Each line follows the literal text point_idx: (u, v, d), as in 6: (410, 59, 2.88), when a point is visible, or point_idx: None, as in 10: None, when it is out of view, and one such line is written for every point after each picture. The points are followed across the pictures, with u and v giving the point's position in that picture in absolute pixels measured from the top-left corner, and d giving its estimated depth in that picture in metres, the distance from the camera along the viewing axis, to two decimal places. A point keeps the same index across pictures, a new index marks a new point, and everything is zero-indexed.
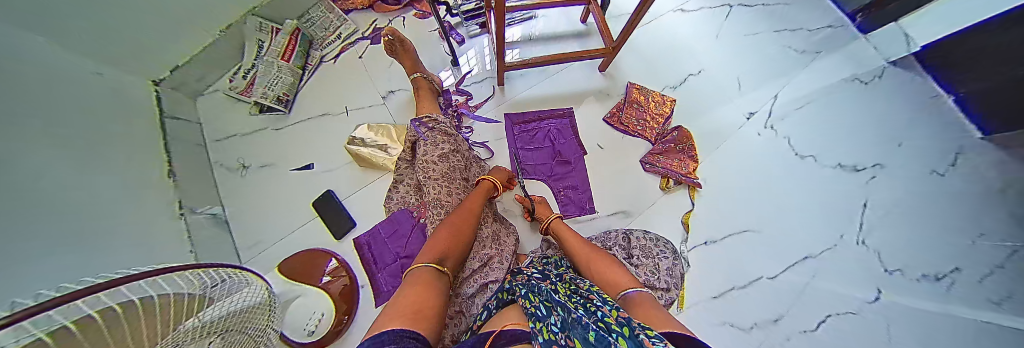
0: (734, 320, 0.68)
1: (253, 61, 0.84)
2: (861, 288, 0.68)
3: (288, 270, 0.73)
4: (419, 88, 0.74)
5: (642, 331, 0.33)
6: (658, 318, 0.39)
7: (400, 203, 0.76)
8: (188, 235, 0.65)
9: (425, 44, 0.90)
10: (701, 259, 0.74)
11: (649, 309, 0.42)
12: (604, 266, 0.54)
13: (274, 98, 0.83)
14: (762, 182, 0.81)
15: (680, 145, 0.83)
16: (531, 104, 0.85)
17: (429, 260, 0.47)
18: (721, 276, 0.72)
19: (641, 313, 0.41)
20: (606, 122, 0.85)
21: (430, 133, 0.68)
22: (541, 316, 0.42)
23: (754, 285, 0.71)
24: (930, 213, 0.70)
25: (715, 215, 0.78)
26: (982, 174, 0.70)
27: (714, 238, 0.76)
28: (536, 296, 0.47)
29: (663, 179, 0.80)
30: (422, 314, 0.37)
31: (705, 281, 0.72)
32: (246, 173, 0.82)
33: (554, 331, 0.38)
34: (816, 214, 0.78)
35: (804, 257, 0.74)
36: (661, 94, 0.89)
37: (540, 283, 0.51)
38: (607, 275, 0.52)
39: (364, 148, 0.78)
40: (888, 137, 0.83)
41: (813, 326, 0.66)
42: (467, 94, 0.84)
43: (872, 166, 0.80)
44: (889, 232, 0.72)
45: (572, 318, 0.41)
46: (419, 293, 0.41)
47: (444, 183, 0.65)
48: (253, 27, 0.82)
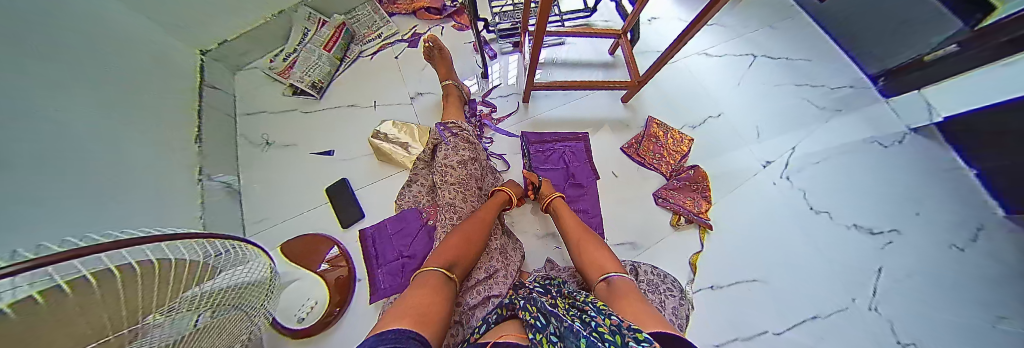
0: None
1: (295, 47, 0.88)
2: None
3: (290, 251, 0.74)
4: (448, 95, 0.76)
5: (632, 337, 0.34)
6: (634, 311, 0.42)
7: (411, 202, 0.77)
8: (200, 200, 0.67)
9: (459, 53, 0.94)
10: (705, 304, 0.72)
11: (628, 298, 0.46)
12: (591, 247, 0.60)
13: (309, 84, 0.87)
14: (773, 232, 0.80)
15: (695, 184, 0.83)
16: (551, 125, 0.87)
17: (439, 265, 0.47)
18: (723, 324, 0.70)
19: (621, 304, 0.45)
20: (623, 151, 0.86)
21: (452, 139, 0.69)
22: (540, 326, 0.44)
23: (758, 338, 0.69)
24: (936, 292, 0.72)
25: (722, 259, 0.76)
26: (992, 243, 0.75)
27: (720, 283, 0.74)
28: (533, 307, 0.48)
29: (674, 215, 0.79)
30: (427, 318, 0.37)
31: (708, 328, 0.69)
32: (268, 149, 0.84)
33: (553, 342, 0.41)
34: (827, 272, 0.76)
35: (812, 317, 0.71)
36: (680, 132, 0.90)
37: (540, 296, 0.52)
38: (594, 263, 0.57)
39: (386, 144, 0.79)
40: (907, 205, 0.82)
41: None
42: (492, 106, 0.87)
43: (888, 232, 0.79)
44: (899, 304, 0.71)
45: (566, 326, 0.41)
46: (426, 295, 0.41)
47: (460, 189, 0.66)
48: (302, 16, 0.87)
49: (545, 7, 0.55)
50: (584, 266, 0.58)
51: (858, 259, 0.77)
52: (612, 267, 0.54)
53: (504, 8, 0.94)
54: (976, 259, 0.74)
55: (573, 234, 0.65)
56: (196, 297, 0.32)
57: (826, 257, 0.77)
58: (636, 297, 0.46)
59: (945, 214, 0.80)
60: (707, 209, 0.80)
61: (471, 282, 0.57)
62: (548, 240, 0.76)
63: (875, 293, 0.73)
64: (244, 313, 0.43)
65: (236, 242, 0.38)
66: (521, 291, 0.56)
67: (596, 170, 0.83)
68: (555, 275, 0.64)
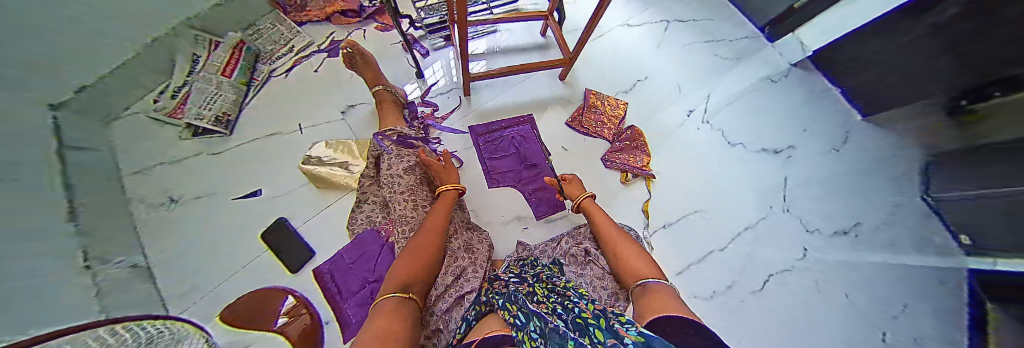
0: (696, 291, 0.73)
1: (184, 79, 0.72)
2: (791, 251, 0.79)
3: (228, 316, 0.62)
4: (382, 101, 0.72)
5: (618, 321, 0.35)
6: (660, 305, 0.40)
7: (365, 224, 0.71)
8: (96, 292, 0.45)
9: (388, 56, 0.89)
10: (662, 242, 0.79)
11: (655, 294, 0.43)
12: (622, 251, 0.57)
13: (212, 119, 0.75)
14: (705, 168, 0.92)
15: (635, 142, 0.91)
16: (496, 114, 0.88)
17: (395, 291, 0.42)
18: (680, 253, 0.78)
19: (649, 302, 0.42)
20: (568, 125, 0.90)
21: (394, 147, 0.66)
22: (521, 324, 0.43)
23: (708, 258, 0.78)
24: (840, 187, 0.86)
25: (670, 201, 0.85)
26: (882, 147, 0.90)
27: (669, 221, 0.82)
28: (514, 305, 0.47)
29: (622, 174, 0.86)
30: (395, 336, 0.33)
31: (665, 259, 0.77)
32: (173, 207, 0.70)
33: (533, 338, 0.39)
34: (753, 191, 0.89)
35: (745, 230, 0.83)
36: (615, 98, 0.98)
37: (517, 290, 0.52)
38: (623, 264, 0.55)
39: (322, 168, 0.73)
40: (797, 124, 0.99)
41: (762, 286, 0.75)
42: (433, 105, 0.84)
43: (786, 149, 0.95)
44: (811, 204, 0.85)
45: (549, 326, 0.39)
46: (391, 316, 0.37)
47: (410, 196, 0.62)
48: (188, 41, 0.70)
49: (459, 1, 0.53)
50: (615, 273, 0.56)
51: (771, 176, 0.91)
52: (644, 270, 0.51)
53: (427, 3, 0.93)
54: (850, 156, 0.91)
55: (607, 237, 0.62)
56: None
57: (748, 181, 0.91)
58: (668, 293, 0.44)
59: (827, 125, 0.98)
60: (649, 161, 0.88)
61: (437, 292, 0.54)
62: (515, 224, 0.77)
63: (789, 198, 0.87)
64: None
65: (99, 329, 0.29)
66: (494, 284, 0.56)
67: (549, 149, 0.86)
68: (526, 255, 0.66)
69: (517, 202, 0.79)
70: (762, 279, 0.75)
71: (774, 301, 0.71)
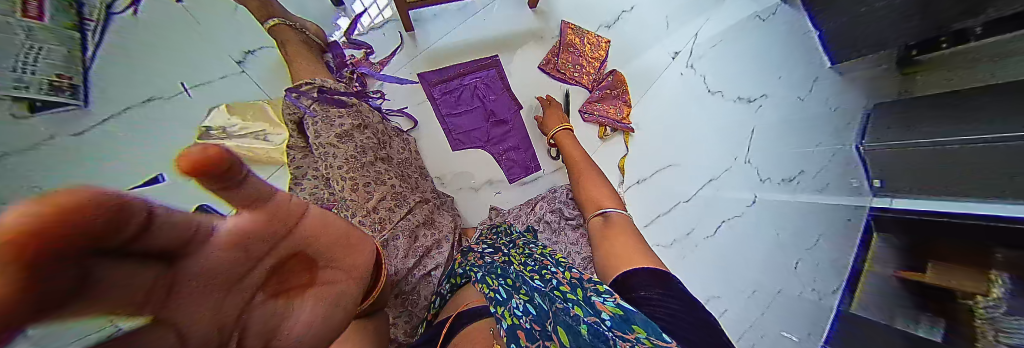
0: (658, 239, 0.74)
1: None
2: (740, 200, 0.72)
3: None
4: (285, 44, 0.54)
5: (594, 291, 0.37)
6: (626, 253, 0.46)
7: (309, 203, 0.57)
8: None
9: None
10: (635, 197, 0.78)
11: (617, 235, 0.49)
12: (591, 184, 0.59)
13: None
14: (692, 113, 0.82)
15: (615, 90, 0.80)
16: (451, 57, 0.71)
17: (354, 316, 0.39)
18: (650, 204, 0.77)
19: (617, 243, 0.48)
20: (542, 70, 0.77)
21: (316, 107, 0.51)
22: (501, 300, 0.39)
23: (675, 208, 0.76)
24: (785, 137, 0.72)
25: (645, 154, 0.81)
26: (827, 93, 0.71)
27: (644, 176, 0.80)
28: (493, 277, 0.43)
29: (601, 128, 0.81)
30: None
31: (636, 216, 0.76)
32: None
33: (517, 314, 0.36)
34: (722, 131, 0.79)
35: (708, 180, 0.76)
36: (596, 34, 0.82)
37: (495, 263, 0.47)
38: (592, 198, 0.57)
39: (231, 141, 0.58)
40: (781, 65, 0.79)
41: (714, 230, 0.71)
42: (365, 45, 0.66)
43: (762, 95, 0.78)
44: (767, 149, 0.73)
45: (527, 290, 0.39)
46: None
47: (353, 169, 0.49)
48: None
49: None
50: (582, 200, 0.59)
51: None
52: (608, 201, 0.54)
53: None
54: (814, 106, 0.72)
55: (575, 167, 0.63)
56: None
57: None
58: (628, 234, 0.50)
59: (800, 62, 0.77)
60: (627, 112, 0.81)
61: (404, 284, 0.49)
62: (485, 190, 0.69)
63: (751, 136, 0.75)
64: None
65: None
66: (468, 257, 0.51)
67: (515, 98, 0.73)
68: (500, 220, 0.62)
69: (477, 163, 0.69)
70: (714, 226, 0.72)
71: (725, 247, 0.69)
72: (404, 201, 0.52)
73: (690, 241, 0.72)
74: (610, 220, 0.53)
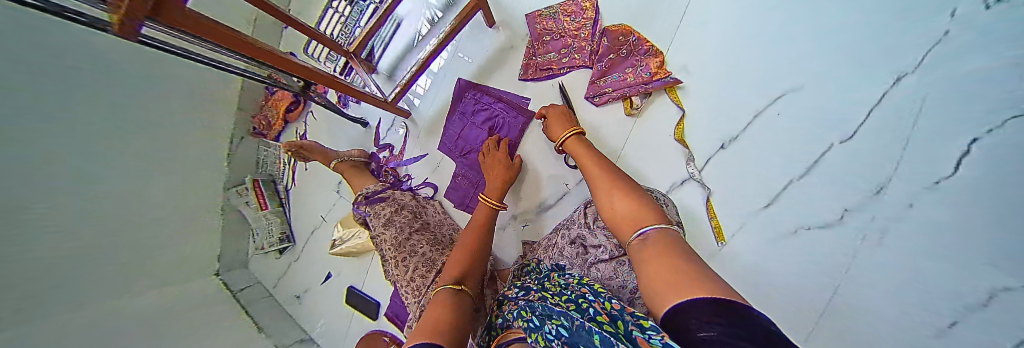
0: (811, 220, 0.51)
1: None
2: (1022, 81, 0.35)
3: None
4: (345, 171, 0.76)
5: (637, 325, 0.30)
6: (672, 277, 0.29)
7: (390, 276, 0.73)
8: None
9: (337, 123, 0.93)
10: (721, 172, 0.60)
11: (652, 258, 0.33)
12: (610, 197, 0.48)
13: (279, 238, 0.95)
14: (748, 22, 0.59)
15: (619, 49, 0.67)
16: (443, 117, 0.81)
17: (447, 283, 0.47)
18: (760, 177, 0.57)
19: (653, 271, 0.32)
20: (525, 80, 0.74)
21: (371, 207, 0.68)
22: (536, 326, 0.37)
23: (813, 169, 0.52)
24: None
25: (716, 106, 0.61)
26: None
27: (731, 135, 0.60)
28: (528, 310, 0.42)
29: (624, 102, 0.67)
30: (450, 327, 0.36)
31: (736, 199, 0.59)
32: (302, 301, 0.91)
33: (549, 339, 0.33)
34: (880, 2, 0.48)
35: (894, 87, 0.46)
36: (571, 0, 0.71)
37: (527, 302, 0.46)
38: (618, 220, 0.44)
39: (344, 245, 0.84)
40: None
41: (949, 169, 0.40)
42: (388, 145, 0.86)
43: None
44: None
45: (571, 325, 0.34)
46: (441, 309, 0.40)
47: (398, 250, 0.63)
48: (235, 197, 0.88)
49: (306, 70, 0.57)
50: (610, 222, 0.45)
51: None
52: (641, 219, 0.40)
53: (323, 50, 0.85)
54: None
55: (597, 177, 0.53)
56: None
57: None
58: (677, 252, 0.33)
59: None
60: (658, 62, 0.64)
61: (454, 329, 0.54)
62: (514, 225, 0.73)
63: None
64: None
65: None
66: (504, 307, 0.51)
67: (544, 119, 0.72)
68: (530, 260, 0.61)
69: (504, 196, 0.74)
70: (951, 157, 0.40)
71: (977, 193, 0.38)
72: (434, 264, 0.61)
73: (889, 205, 0.44)
74: (647, 242, 0.37)
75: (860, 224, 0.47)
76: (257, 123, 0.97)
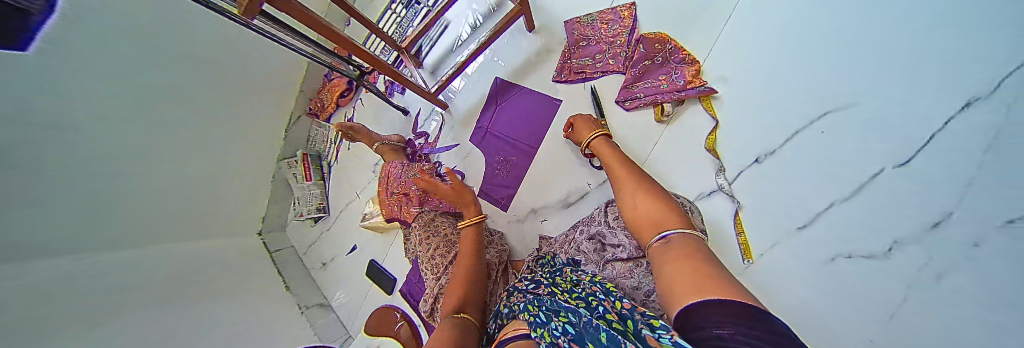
0: (851, 248, 0.47)
1: None
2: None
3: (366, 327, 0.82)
4: (385, 153, 0.84)
5: (647, 325, 0.30)
6: (694, 281, 0.29)
7: (411, 253, 0.78)
8: None
9: (381, 110, 1.02)
10: (755, 186, 0.58)
11: (677, 260, 0.34)
12: (637, 196, 0.48)
13: (316, 207, 1.05)
14: (798, 33, 0.57)
15: (656, 55, 0.68)
16: (476, 111, 0.87)
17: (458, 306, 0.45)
18: (799, 195, 0.53)
19: (672, 275, 0.32)
20: (557, 81, 0.77)
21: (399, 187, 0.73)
22: (541, 322, 0.38)
23: (867, 189, 0.47)
24: None
25: (756, 120, 0.60)
26: None
27: (765, 152, 0.58)
28: (535, 305, 0.43)
29: (656, 108, 0.68)
30: (455, 339, 0.36)
31: (767, 217, 0.57)
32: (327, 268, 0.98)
33: (555, 336, 0.34)
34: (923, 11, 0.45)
35: (962, 107, 0.39)
36: (612, 8, 0.75)
37: (536, 296, 0.46)
38: (643, 220, 0.44)
39: (371, 221, 0.91)
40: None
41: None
42: (424, 133, 0.93)
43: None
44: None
45: (581, 321, 0.35)
46: (449, 323, 0.40)
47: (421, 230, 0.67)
48: (285, 167, 1.06)
49: (369, 60, 0.67)
50: (632, 223, 0.46)
51: None
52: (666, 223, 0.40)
53: (380, 44, 0.97)
54: None
55: (623, 179, 0.53)
56: None
57: None
58: (702, 258, 0.33)
59: None
60: (694, 71, 0.65)
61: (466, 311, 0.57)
62: (531, 219, 0.75)
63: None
64: None
65: None
66: (513, 297, 0.51)
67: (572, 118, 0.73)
68: (545, 253, 0.62)
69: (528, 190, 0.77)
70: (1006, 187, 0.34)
71: None
72: (450, 247, 0.63)
73: (951, 240, 0.38)
74: (670, 244, 0.37)
75: (916, 260, 0.41)
76: (313, 105, 1.14)
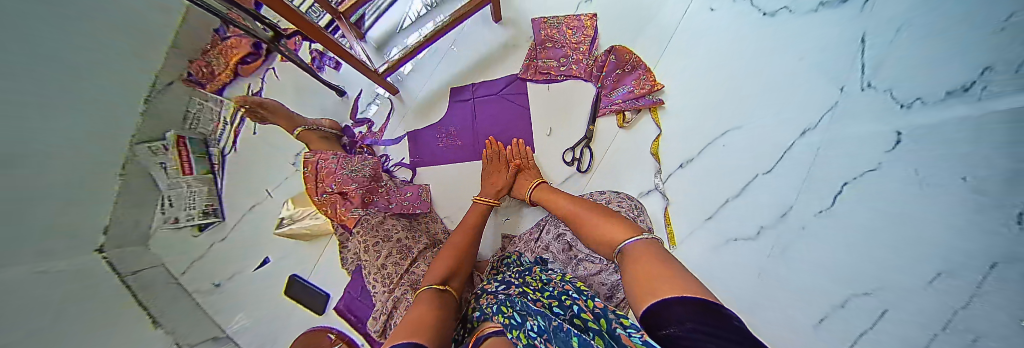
0: (736, 233, 0.60)
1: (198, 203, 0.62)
2: (879, 140, 0.40)
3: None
4: (307, 142, 0.68)
5: (619, 324, 0.34)
6: (655, 281, 0.32)
7: (352, 260, 0.68)
8: None
9: (305, 88, 0.82)
10: (681, 185, 0.71)
11: (640, 262, 0.37)
12: (596, 218, 0.50)
13: (201, 214, 0.70)
14: (707, 67, 0.74)
15: (627, 65, 0.74)
16: (432, 100, 0.80)
17: (432, 282, 0.46)
18: (705, 195, 0.68)
19: (638, 277, 0.35)
20: (523, 79, 0.77)
21: (336, 184, 0.60)
22: (516, 324, 0.37)
23: (749, 188, 0.61)
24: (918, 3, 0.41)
25: (683, 133, 0.73)
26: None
27: (689, 157, 0.71)
28: (508, 306, 0.41)
29: (618, 116, 0.74)
30: (436, 329, 0.37)
31: (687, 212, 0.70)
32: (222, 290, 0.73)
33: (532, 336, 0.34)
34: (810, 66, 0.58)
35: (801, 134, 0.55)
36: (576, 15, 0.78)
37: (507, 296, 0.44)
38: (608, 240, 0.45)
39: (294, 226, 0.75)
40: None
41: (828, 201, 0.46)
42: (366, 120, 0.81)
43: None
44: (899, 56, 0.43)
45: (555, 322, 0.35)
46: (422, 310, 0.40)
47: (367, 234, 0.57)
48: (145, 154, 0.58)
49: (295, 18, 0.51)
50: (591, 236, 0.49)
51: None
52: (622, 233, 0.44)
53: None
54: None
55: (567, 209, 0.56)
56: None
57: None
58: (657, 258, 0.36)
59: None
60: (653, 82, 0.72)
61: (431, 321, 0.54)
62: (496, 217, 0.73)
63: (867, 47, 0.49)
64: None
65: None
66: (481, 300, 0.49)
67: (546, 119, 0.76)
68: (511, 251, 0.62)
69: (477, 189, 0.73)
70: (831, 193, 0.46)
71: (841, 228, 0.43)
72: (410, 253, 0.56)
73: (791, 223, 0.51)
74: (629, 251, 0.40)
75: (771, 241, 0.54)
76: (195, 69, 0.75)
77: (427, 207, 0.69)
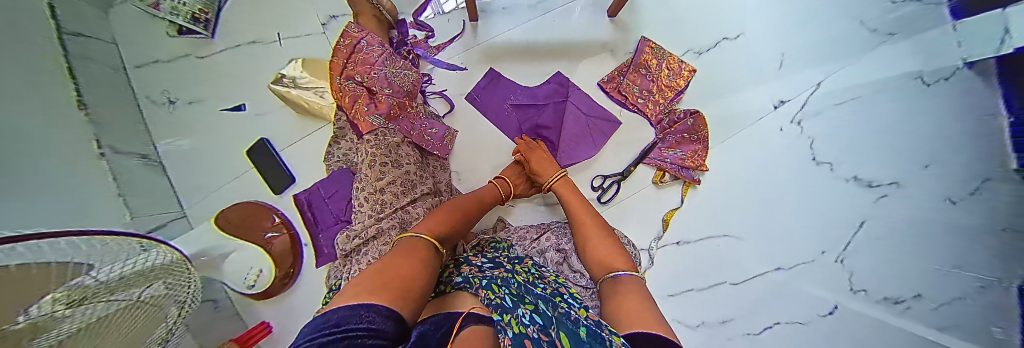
0: (681, 317, 0.66)
1: None
2: (816, 304, 0.56)
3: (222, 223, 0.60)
4: (360, 14, 0.59)
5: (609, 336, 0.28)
6: (637, 314, 0.33)
7: (340, 161, 0.62)
8: (43, 255, 0.23)
9: None
10: (664, 260, 0.71)
11: (624, 294, 0.38)
12: (595, 238, 0.51)
13: (189, 16, 0.64)
14: (751, 172, 0.73)
15: (695, 134, 0.73)
16: (506, 52, 0.74)
17: (422, 231, 0.42)
18: (685, 275, 0.69)
19: (619, 306, 0.37)
20: (600, 86, 0.75)
21: (361, 78, 0.53)
22: (507, 308, 0.33)
23: (712, 289, 0.66)
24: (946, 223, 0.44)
25: (701, 217, 0.73)
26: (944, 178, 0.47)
27: (686, 239, 0.72)
28: (499, 287, 0.39)
29: (657, 172, 0.74)
30: (408, 288, 0.31)
31: (658, 280, 0.70)
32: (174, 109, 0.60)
33: (523, 324, 0.30)
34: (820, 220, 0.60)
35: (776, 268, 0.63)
36: (681, 60, 0.77)
37: (497, 276, 0.43)
38: (602, 259, 0.47)
39: (296, 91, 0.67)
40: (930, 149, 0.48)
41: (758, 330, 0.60)
42: (427, 29, 0.71)
43: (889, 183, 0.53)
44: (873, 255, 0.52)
45: (554, 315, 0.32)
46: (408, 264, 0.35)
47: (373, 149, 0.50)
48: None
49: None
50: (589, 262, 0.49)
51: None
52: (620, 264, 0.45)
53: None
54: None
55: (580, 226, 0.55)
56: (110, 279, 0.29)
57: None
58: (638, 295, 0.38)
59: None
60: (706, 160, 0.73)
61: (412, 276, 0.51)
62: None
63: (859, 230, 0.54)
64: (168, 287, 0.39)
65: (62, 237, 0.27)
66: (462, 268, 0.47)
67: (598, 142, 0.74)
68: (500, 238, 0.59)
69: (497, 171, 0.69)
70: (762, 325, 0.60)
71: None
72: (412, 190, 0.51)
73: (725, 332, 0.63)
74: (617, 285, 0.41)
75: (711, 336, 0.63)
76: None
77: (445, 154, 0.63)
